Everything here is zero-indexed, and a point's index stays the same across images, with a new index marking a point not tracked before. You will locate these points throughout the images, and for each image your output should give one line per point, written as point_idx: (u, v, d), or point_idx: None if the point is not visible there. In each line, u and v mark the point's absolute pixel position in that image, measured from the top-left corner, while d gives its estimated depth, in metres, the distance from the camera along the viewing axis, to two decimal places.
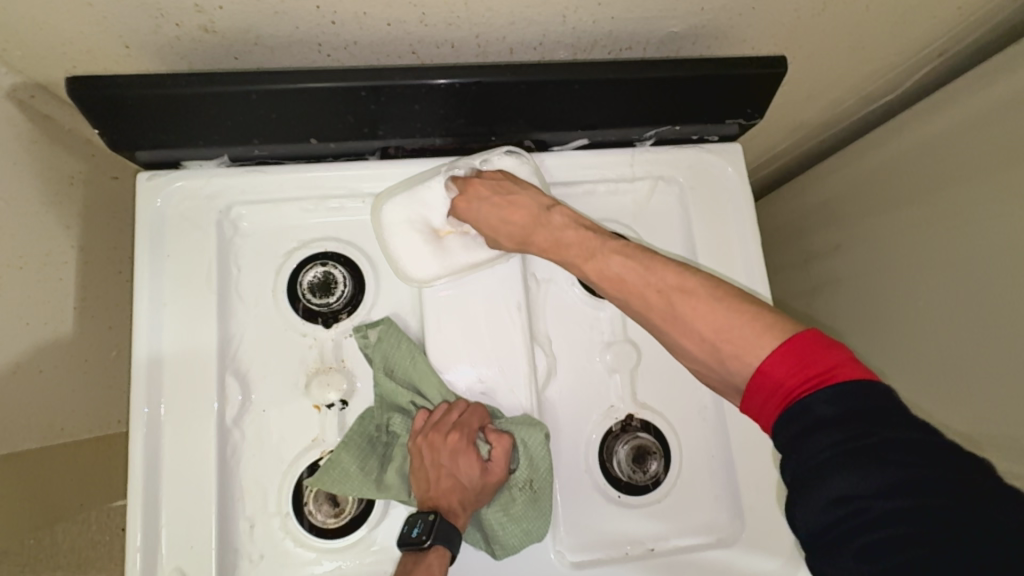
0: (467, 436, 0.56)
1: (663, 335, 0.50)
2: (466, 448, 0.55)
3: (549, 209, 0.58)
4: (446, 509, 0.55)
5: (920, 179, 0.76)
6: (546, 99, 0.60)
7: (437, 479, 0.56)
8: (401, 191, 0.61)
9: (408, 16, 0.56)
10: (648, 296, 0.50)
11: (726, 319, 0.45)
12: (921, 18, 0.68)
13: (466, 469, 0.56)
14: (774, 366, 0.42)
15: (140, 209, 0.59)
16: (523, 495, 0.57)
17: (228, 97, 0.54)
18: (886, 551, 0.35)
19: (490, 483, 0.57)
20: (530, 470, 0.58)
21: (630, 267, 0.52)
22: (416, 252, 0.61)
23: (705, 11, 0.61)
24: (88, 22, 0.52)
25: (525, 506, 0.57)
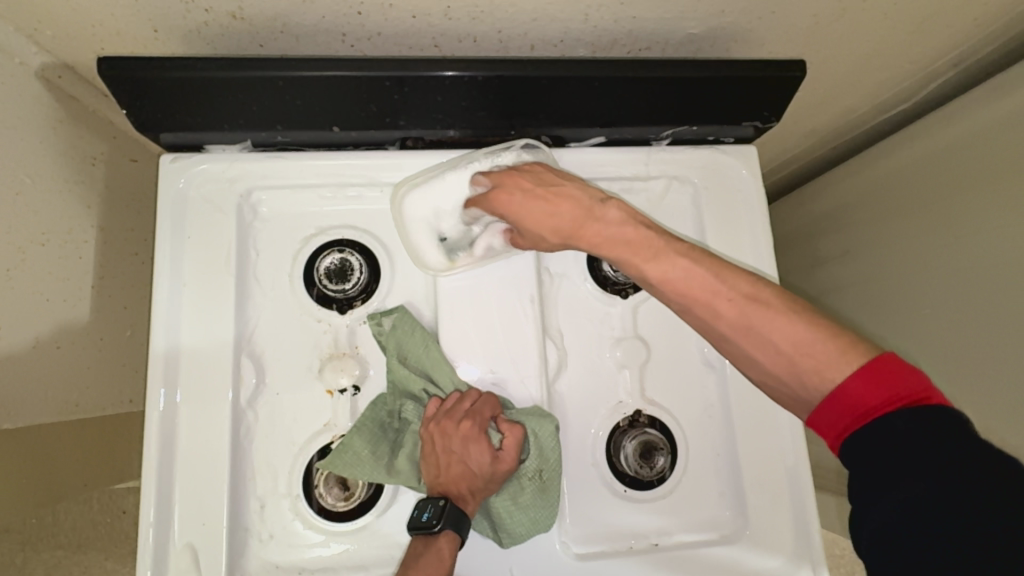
0: (479, 425, 0.57)
1: (732, 345, 0.50)
2: (478, 435, 0.56)
3: (604, 202, 0.56)
4: (456, 495, 0.56)
5: (931, 188, 0.77)
6: (566, 95, 0.60)
7: (448, 466, 0.57)
8: (418, 181, 0.62)
9: (433, 9, 0.57)
10: (718, 303, 0.49)
11: (808, 335, 0.46)
12: (938, 27, 0.69)
13: (477, 456, 0.57)
14: (855, 387, 0.42)
15: (162, 190, 0.60)
16: (532, 485, 0.58)
17: (255, 82, 0.54)
18: (951, 562, 0.35)
19: (502, 471, 0.58)
20: (541, 461, 0.59)
21: (695, 271, 0.51)
22: (435, 242, 0.62)
23: (725, 13, 0.62)
24: (120, 4, 0.53)
25: (534, 495, 0.58)
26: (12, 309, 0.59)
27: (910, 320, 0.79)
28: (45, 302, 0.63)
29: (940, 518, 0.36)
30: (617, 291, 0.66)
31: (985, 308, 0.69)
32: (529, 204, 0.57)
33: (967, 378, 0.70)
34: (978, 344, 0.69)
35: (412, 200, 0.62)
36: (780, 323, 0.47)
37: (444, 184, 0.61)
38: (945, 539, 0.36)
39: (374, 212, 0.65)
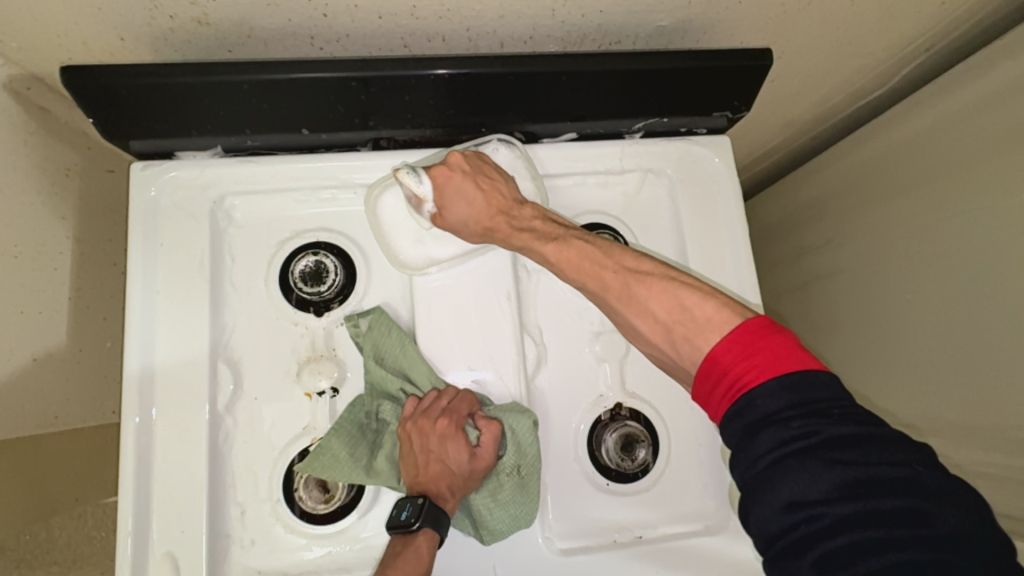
0: (455, 422, 0.57)
1: (620, 317, 0.55)
2: (455, 432, 0.56)
3: (521, 202, 0.60)
4: (435, 493, 0.56)
5: (908, 173, 0.77)
6: (536, 90, 0.60)
7: (426, 464, 0.57)
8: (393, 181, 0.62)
9: (398, 9, 0.58)
10: (605, 277, 0.54)
11: (681, 300, 0.50)
12: (907, 12, 0.69)
13: (454, 454, 0.57)
14: (721, 355, 0.46)
15: (133, 199, 0.60)
16: (511, 479, 0.58)
17: (219, 87, 0.54)
18: (840, 559, 0.37)
19: (480, 467, 0.58)
20: (518, 454, 0.58)
21: (585, 253, 0.56)
22: (412, 241, 0.62)
23: (691, 5, 0.62)
24: (84, 13, 0.54)
25: (513, 492, 0.58)
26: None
27: (895, 304, 0.79)
28: (19, 316, 0.63)
29: (824, 510, 0.38)
30: None
31: (965, 289, 0.69)
32: (450, 192, 0.58)
33: (954, 359, 0.70)
34: (963, 325, 0.69)
35: (385, 203, 0.62)
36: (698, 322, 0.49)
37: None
38: (833, 533, 0.38)
39: (349, 213, 0.65)
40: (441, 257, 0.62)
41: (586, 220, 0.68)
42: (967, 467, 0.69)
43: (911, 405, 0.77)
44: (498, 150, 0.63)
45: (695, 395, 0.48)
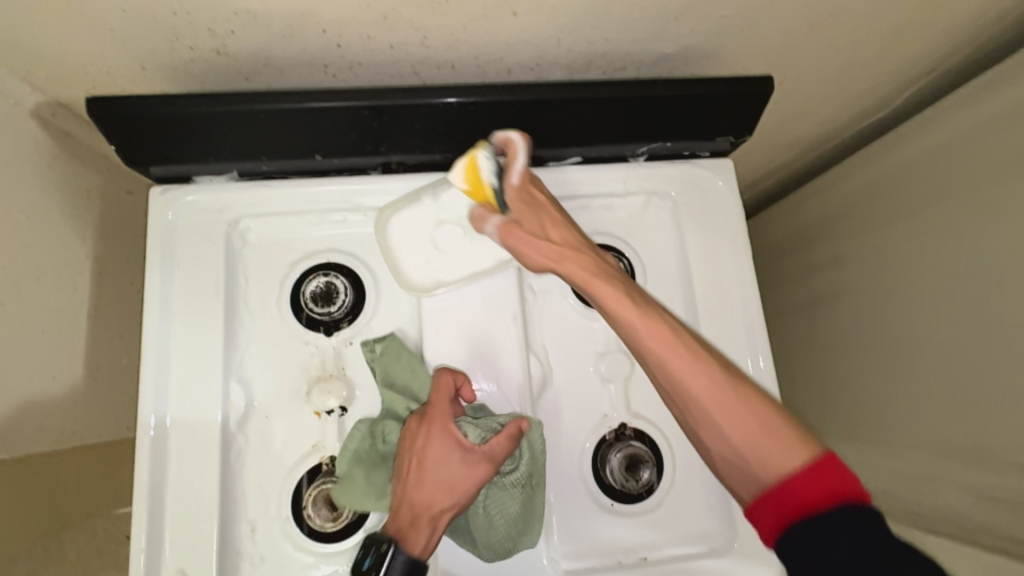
0: (438, 438, 0.55)
1: (697, 417, 0.51)
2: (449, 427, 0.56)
3: (601, 253, 0.58)
4: (417, 515, 0.54)
5: (915, 195, 0.78)
6: (542, 117, 0.62)
7: (413, 485, 0.54)
8: (406, 205, 0.63)
9: (409, 38, 0.60)
10: (700, 376, 0.51)
11: (770, 421, 0.49)
12: (908, 38, 0.70)
13: (437, 470, 0.54)
14: (799, 481, 0.45)
15: (152, 222, 0.62)
16: (516, 493, 0.58)
17: (238, 116, 0.56)
18: None
19: (482, 469, 0.55)
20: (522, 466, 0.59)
21: (677, 343, 0.53)
22: (420, 263, 0.63)
23: (694, 33, 0.64)
24: (109, 45, 0.56)
25: (521, 507, 0.57)
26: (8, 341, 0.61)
27: (902, 324, 0.80)
28: (39, 334, 0.65)
29: None
30: None
31: (972, 310, 0.69)
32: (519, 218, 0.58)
33: (963, 380, 0.70)
34: (972, 346, 0.69)
35: (394, 225, 0.64)
36: (780, 437, 0.48)
37: (424, 210, 0.63)
38: None
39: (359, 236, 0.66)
40: (448, 279, 0.63)
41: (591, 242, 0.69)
42: (977, 489, 0.69)
43: (919, 426, 0.77)
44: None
45: (752, 513, 0.46)
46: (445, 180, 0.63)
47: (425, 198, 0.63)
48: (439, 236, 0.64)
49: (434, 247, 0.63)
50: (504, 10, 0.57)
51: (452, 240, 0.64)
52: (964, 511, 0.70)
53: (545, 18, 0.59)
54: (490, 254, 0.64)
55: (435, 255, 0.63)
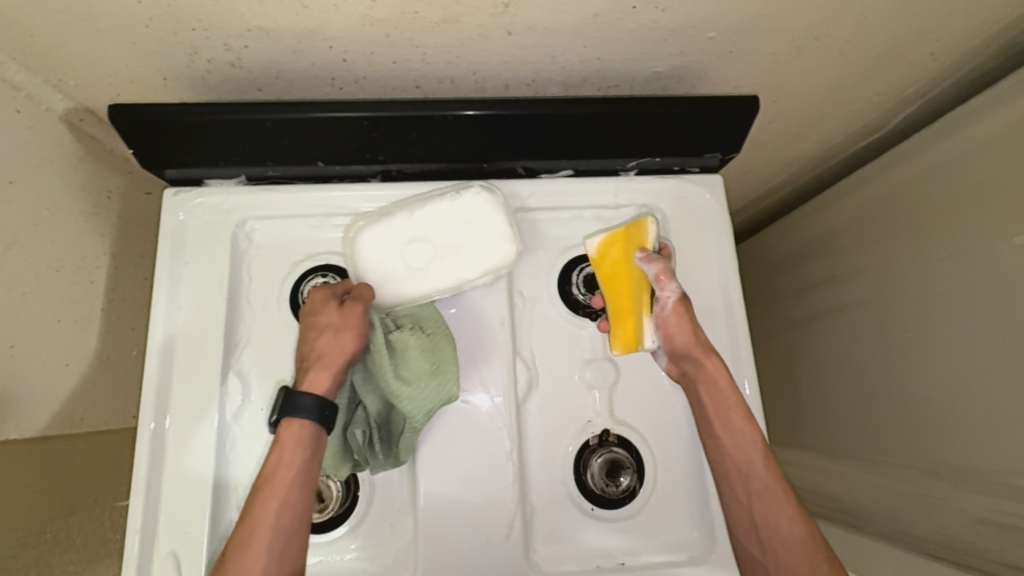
0: (331, 297, 0.60)
1: (776, 558, 0.58)
2: (327, 296, 0.61)
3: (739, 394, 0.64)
4: (313, 358, 0.58)
5: (911, 213, 0.79)
6: (533, 131, 0.64)
7: (307, 339, 0.59)
8: (378, 221, 0.62)
9: (411, 55, 0.64)
10: (795, 529, 0.58)
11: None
12: (897, 62, 0.72)
13: (325, 319, 0.59)
14: None
15: (164, 220, 0.65)
16: (415, 332, 0.60)
17: (245, 124, 0.60)
18: None
19: (360, 314, 0.59)
20: (420, 318, 0.62)
21: (786, 495, 0.59)
22: (387, 278, 0.62)
23: (683, 53, 0.66)
24: (133, 57, 0.61)
25: (418, 355, 0.59)
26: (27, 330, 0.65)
27: (898, 344, 0.80)
28: (55, 323, 0.69)
29: None
30: (589, 314, 0.69)
31: (966, 331, 0.70)
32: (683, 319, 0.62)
33: (957, 400, 0.71)
34: (967, 366, 0.69)
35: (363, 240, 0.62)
36: None
37: (395, 225, 0.62)
38: None
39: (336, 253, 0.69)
40: (411, 299, 0.62)
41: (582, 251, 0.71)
42: (973, 512, 0.68)
43: (914, 447, 0.76)
44: (479, 195, 0.61)
45: None
46: (421, 199, 0.62)
47: (397, 215, 0.62)
48: (408, 249, 0.62)
49: (401, 263, 0.62)
50: (499, 30, 0.61)
51: (420, 257, 0.62)
52: (960, 534, 0.70)
53: (538, 38, 0.62)
54: (453, 275, 0.62)
55: (400, 273, 0.62)
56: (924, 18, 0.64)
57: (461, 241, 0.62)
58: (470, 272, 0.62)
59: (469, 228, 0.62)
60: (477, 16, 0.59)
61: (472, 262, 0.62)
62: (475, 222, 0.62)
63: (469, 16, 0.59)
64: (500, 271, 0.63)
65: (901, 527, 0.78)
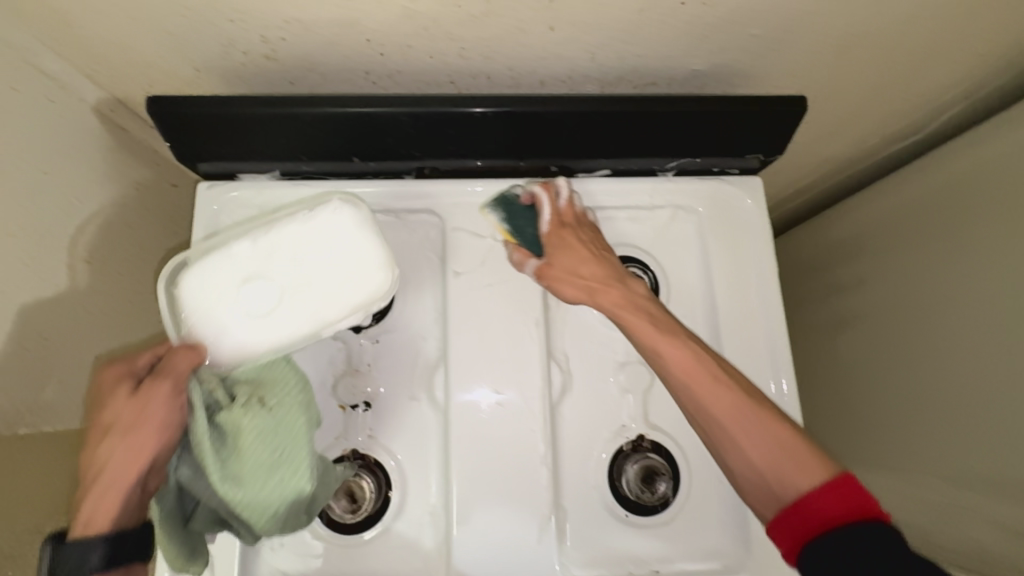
0: (127, 382, 0.52)
1: (716, 435, 0.54)
2: (119, 383, 0.52)
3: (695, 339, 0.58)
4: (112, 473, 0.49)
5: (948, 217, 0.77)
6: (573, 129, 0.63)
7: (98, 441, 0.50)
8: (212, 257, 0.54)
9: (448, 49, 0.62)
10: (789, 484, 0.49)
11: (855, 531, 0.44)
12: (944, 63, 0.70)
13: (128, 413, 0.50)
14: (815, 505, 0.47)
15: (197, 212, 0.64)
16: (250, 410, 0.52)
17: (283, 118, 0.59)
18: None
19: (167, 398, 0.51)
20: (260, 386, 0.54)
21: (789, 447, 0.51)
22: (237, 328, 0.53)
23: (726, 51, 0.65)
24: (167, 47, 0.60)
25: (255, 430, 0.52)
26: (68, 323, 0.64)
27: (928, 350, 0.78)
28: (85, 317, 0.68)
29: None
30: None
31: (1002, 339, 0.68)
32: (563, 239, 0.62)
33: (992, 410, 0.69)
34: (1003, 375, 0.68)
35: (193, 280, 0.54)
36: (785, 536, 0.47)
37: (234, 263, 0.54)
38: None
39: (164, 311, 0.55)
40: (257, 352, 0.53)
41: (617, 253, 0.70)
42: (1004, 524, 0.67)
43: (942, 455, 0.75)
44: (340, 211, 0.55)
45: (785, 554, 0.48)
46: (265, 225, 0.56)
47: (237, 245, 0.54)
48: (249, 290, 0.53)
49: (237, 308, 0.53)
50: (541, 25, 0.59)
51: (266, 298, 0.53)
52: (989, 546, 0.68)
53: (579, 34, 0.61)
54: (313, 319, 0.53)
55: (252, 319, 0.53)
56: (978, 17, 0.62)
57: (310, 273, 0.54)
58: (333, 312, 0.53)
59: (322, 253, 0.54)
60: (519, 11, 0.57)
61: (335, 298, 0.54)
62: (335, 240, 0.55)
63: (511, 10, 0.57)
64: (370, 306, 0.54)
65: (927, 536, 0.76)
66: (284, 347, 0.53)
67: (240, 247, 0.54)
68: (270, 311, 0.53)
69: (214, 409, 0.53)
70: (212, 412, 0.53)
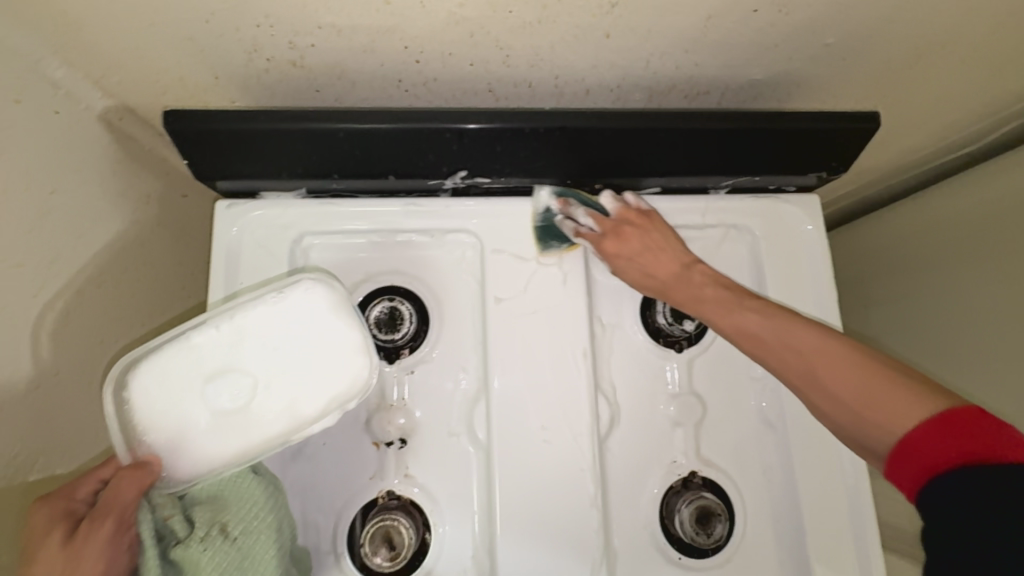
0: (64, 520, 0.45)
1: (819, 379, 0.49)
2: (48, 526, 0.44)
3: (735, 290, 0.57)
4: None
5: (999, 235, 0.72)
6: (630, 146, 0.58)
7: None
8: (165, 354, 0.51)
9: (492, 57, 0.57)
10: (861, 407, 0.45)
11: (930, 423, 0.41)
12: (1016, 73, 0.65)
13: (55, 562, 0.43)
14: (926, 438, 0.40)
15: (216, 236, 0.59)
16: (212, 541, 0.49)
17: (315, 134, 0.53)
18: None
19: (109, 539, 0.45)
20: (222, 510, 0.50)
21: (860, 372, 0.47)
22: (199, 432, 0.51)
23: (790, 60, 0.60)
24: (186, 54, 0.55)
25: (216, 561, 0.48)
26: (82, 352, 0.60)
27: (979, 374, 0.73)
28: None
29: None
30: (671, 344, 0.64)
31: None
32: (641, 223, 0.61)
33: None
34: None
35: (148, 378, 0.51)
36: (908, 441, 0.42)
37: (194, 361, 0.52)
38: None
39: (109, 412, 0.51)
40: (221, 453, 0.51)
41: None
42: None
43: None
44: (310, 294, 0.54)
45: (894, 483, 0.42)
46: (227, 310, 0.53)
47: (198, 338, 0.52)
48: (212, 388, 0.52)
49: (201, 407, 0.51)
50: (597, 32, 0.54)
51: (233, 394, 0.52)
52: None
53: (638, 41, 0.56)
54: (285, 414, 0.53)
55: (218, 419, 0.52)
56: None
57: (277, 363, 0.53)
58: (306, 408, 0.53)
59: (295, 343, 0.53)
60: (576, 16, 0.52)
61: (308, 393, 0.53)
62: (304, 325, 0.54)
63: (567, 16, 0.52)
64: (346, 402, 0.53)
65: None
66: (254, 446, 0.52)
67: (194, 341, 0.52)
68: (235, 409, 0.52)
69: (168, 541, 0.48)
70: (165, 545, 0.48)
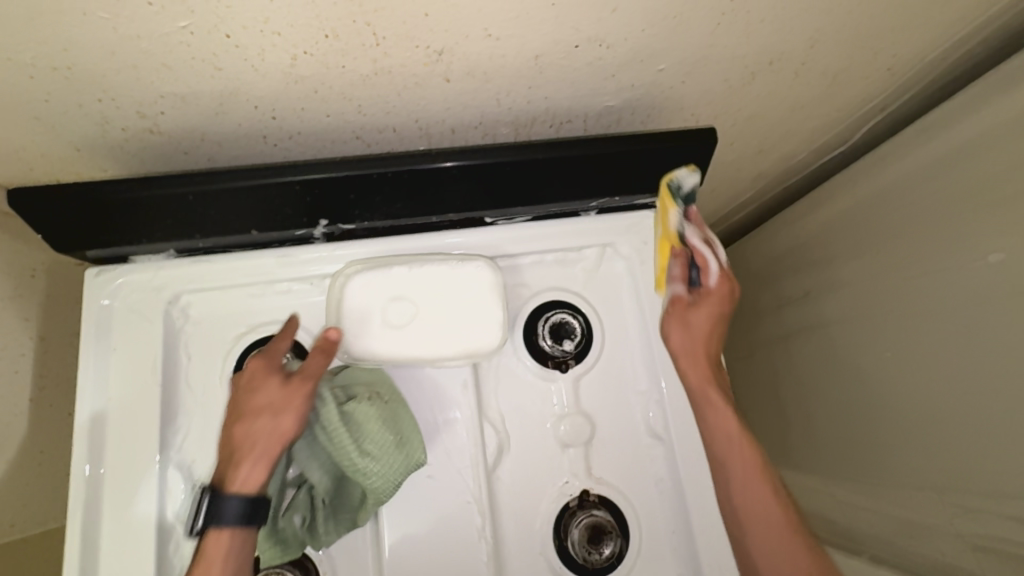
0: (274, 372, 0.54)
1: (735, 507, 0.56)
2: (260, 375, 0.54)
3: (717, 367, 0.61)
4: (259, 456, 0.52)
5: (877, 229, 0.75)
6: (483, 180, 0.61)
7: (241, 432, 0.52)
8: (367, 267, 0.61)
9: (346, 108, 0.59)
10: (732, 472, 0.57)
11: (764, 502, 0.55)
12: (856, 79, 0.69)
13: (269, 405, 0.53)
14: None
15: (85, 306, 0.60)
16: (375, 403, 0.57)
17: (168, 198, 0.56)
18: None
19: (306, 390, 0.54)
20: (375, 385, 0.59)
21: (763, 476, 0.56)
22: (365, 333, 0.59)
23: (635, 86, 0.63)
24: (37, 132, 0.56)
25: (381, 420, 0.57)
26: None
27: (876, 362, 0.76)
28: None
29: None
30: (557, 365, 0.65)
31: (928, 339, 0.68)
32: (685, 318, 0.62)
33: (935, 413, 0.67)
34: (938, 375, 0.66)
35: (353, 286, 0.60)
36: (758, 492, 0.55)
37: (392, 277, 0.61)
38: None
39: (330, 298, 0.61)
40: (384, 353, 0.59)
41: (546, 298, 0.67)
42: (963, 535, 0.64)
43: (901, 465, 0.72)
44: (481, 271, 0.62)
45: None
46: (423, 258, 0.62)
47: (398, 269, 0.61)
48: (393, 311, 0.60)
49: (383, 317, 0.60)
50: (436, 78, 0.57)
51: (404, 316, 0.60)
52: (954, 560, 0.65)
53: (479, 83, 0.58)
54: (430, 347, 0.60)
55: (384, 328, 0.60)
56: (877, 35, 0.62)
57: (446, 307, 0.61)
58: (447, 346, 0.60)
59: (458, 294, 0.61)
60: (409, 66, 0.54)
61: (450, 340, 0.60)
62: (468, 291, 0.61)
63: (401, 67, 0.54)
64: (476, 357, 0.61)
65: (894, 552, 0.73)
66: (402, 357, 0.60)
67: (404, 266, 0.61)
68: (398, 326, 0.60)
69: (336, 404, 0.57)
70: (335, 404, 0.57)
